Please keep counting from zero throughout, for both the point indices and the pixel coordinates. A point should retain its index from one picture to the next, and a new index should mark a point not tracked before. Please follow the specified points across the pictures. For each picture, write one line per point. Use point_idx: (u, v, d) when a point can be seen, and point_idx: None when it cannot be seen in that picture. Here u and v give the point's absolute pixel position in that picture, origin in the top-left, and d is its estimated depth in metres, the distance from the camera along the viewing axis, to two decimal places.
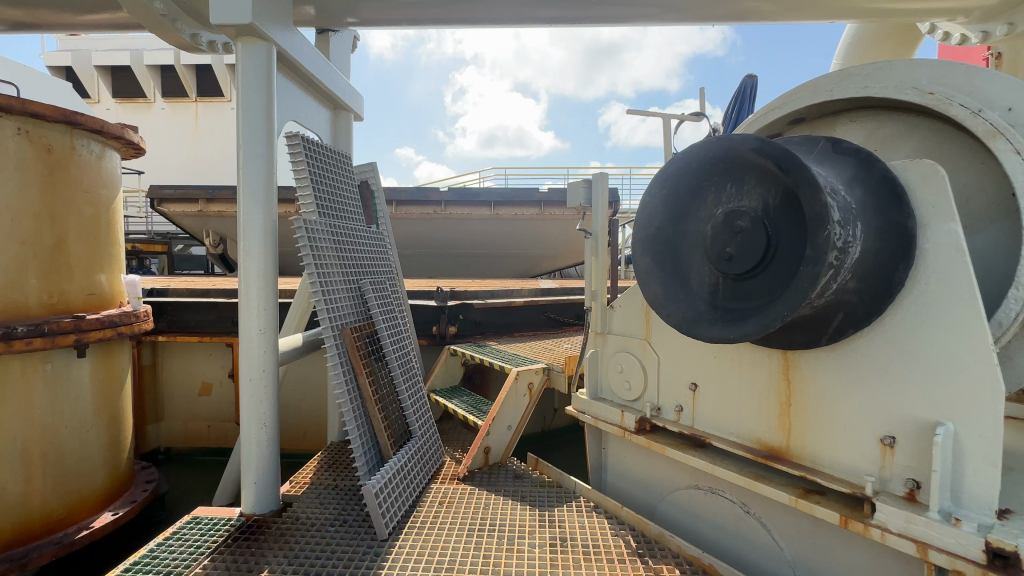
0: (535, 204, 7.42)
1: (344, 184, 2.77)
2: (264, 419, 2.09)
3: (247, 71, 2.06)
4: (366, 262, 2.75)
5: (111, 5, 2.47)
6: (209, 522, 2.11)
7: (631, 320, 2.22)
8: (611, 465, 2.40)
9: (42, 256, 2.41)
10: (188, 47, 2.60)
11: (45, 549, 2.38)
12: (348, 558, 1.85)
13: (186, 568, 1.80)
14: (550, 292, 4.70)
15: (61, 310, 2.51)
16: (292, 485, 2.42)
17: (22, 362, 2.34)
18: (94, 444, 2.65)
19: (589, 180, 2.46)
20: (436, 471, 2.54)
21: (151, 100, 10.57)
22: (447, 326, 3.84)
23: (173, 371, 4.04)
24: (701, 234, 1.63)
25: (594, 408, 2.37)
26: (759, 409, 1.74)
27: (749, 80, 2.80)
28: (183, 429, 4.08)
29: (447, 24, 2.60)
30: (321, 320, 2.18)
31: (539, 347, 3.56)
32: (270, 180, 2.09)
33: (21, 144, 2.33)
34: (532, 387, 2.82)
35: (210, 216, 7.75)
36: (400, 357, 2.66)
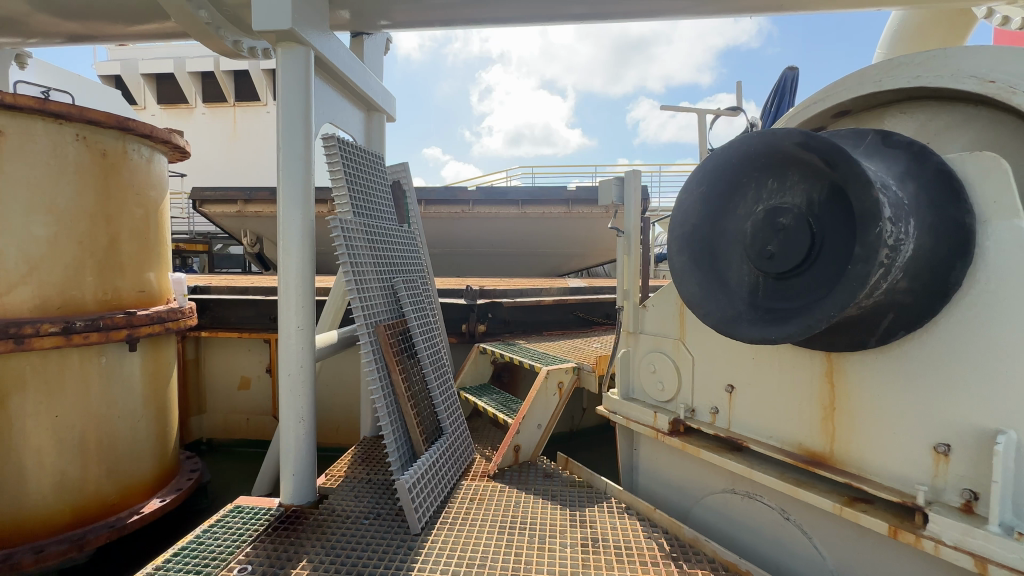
0: (563, 202, 7.35)
1: (378, 184, 2.82)
2: (302, 413, 2.16)
3: (286, 75, 2.12)
4: (399, 262, 2.80)
5: (159, 15, 2.58)
6: (251, 511, 2.20)
7: (664, 320, 2.19)
8: (642, 467, 2.37)
9: (98, 255, 2.55)
10: (230, 53, 2.69)
11: (100, 532, 2.51)
12: (383, 551, 1.89)
13: (230, 556, 1.87)
14: (579, 291, 4.66)
15: (115, 306, 2.65)
16: (328, 478, 2.48)
17: (79, 355, 2.47)
18: (143, 433, 2.79)
19: (622, 177, 2.42)
20: (466, 468, 2.56)
21: (193, 105, 11.04)
22: (476, 325, 3.86)
23: (215, 365, 4.21)
24: (740, 231, 1.59)
25: (625, 408, 2.34)
26: (800, 413, 1.68)
27: (789, 72, 2.67)
28: (224, 422, 4.25)
29: (480, 23, 2.60)
30: (356, 317, 2.23)
31: (568, 347, 3.54)
32: (307, 182, 2.15)
33: (79, 150, 2.47)
34: (562, 387, 2.81)
35: (248, 217, 8.03)
36: (431, 354, 2.70)
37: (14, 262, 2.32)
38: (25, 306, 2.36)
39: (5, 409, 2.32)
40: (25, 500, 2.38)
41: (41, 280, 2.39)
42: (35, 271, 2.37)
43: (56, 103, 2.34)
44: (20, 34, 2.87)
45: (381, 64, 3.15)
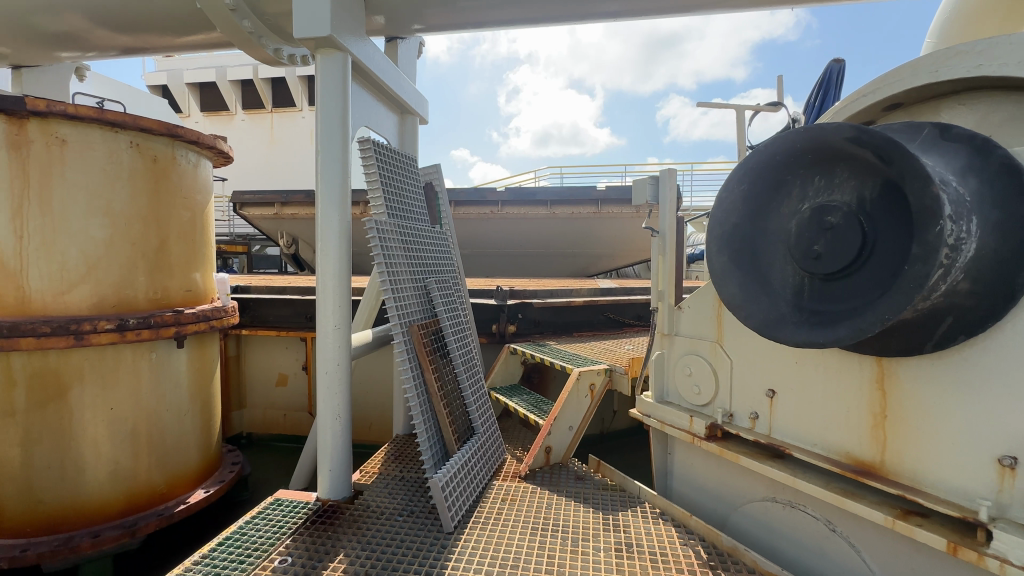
0: (593, 202, 7.28)
1: (411, 185, 2.86)
2: (338, 410, 2.20)
3: (326, 81, 2.18)
4: (432, 262, 2.83)
5: (205, 26, 2.70)
6: (290, 504, 2.26)
7: (701, 321, 2.14)
8: (677, 472, 2.32)
9: (149, 256, 2.69)
10: (272, 61, 2.78)
11: (150, 519, 2.64)
12: (417, 548, 1.91)
13: (271, 547, 1.93)
14: (610, 292, 4.61)
15: (164, 305, 2.78)
16: (363, 474, 2.53)
17: (131, 351, 2.61)
18: (189, 427, 2.92)
19: (657, 176, 2.38)
20: (497, 468, 2.57)
21: (233, 112, 11.49)
22: (507, 325, 3.87)
23: (254, 362, 4.37)
24: (784, 230, 1.54)
25: (659, 411, 2.29)
26: (848, 420, 1.61)
27: (835, 63, 2.54)
28: (263, 417, 4.40)
29: (513, 24, 2.61)
30: (391, 317, 2.27)
31: (600, 348, 3.50)
32: (344, 184, 2.20)
33: (132, 156, 2.61)
34: (594, 388, 2.78)
35: (285, 219, 8.30)
36: (463, 353, 2.72)
37: (75, 263, 2.47)
38: (84, 304, 2.51)
39: (67, 401, 2.47)
40: (84, 488, 2.53)
41: (98, 280, 2.53)
42: (93, 270, 2.52)
43: (113, 112, 2.47)
44: (79, 48, 3.05)
45: (414, 68, 3.19)
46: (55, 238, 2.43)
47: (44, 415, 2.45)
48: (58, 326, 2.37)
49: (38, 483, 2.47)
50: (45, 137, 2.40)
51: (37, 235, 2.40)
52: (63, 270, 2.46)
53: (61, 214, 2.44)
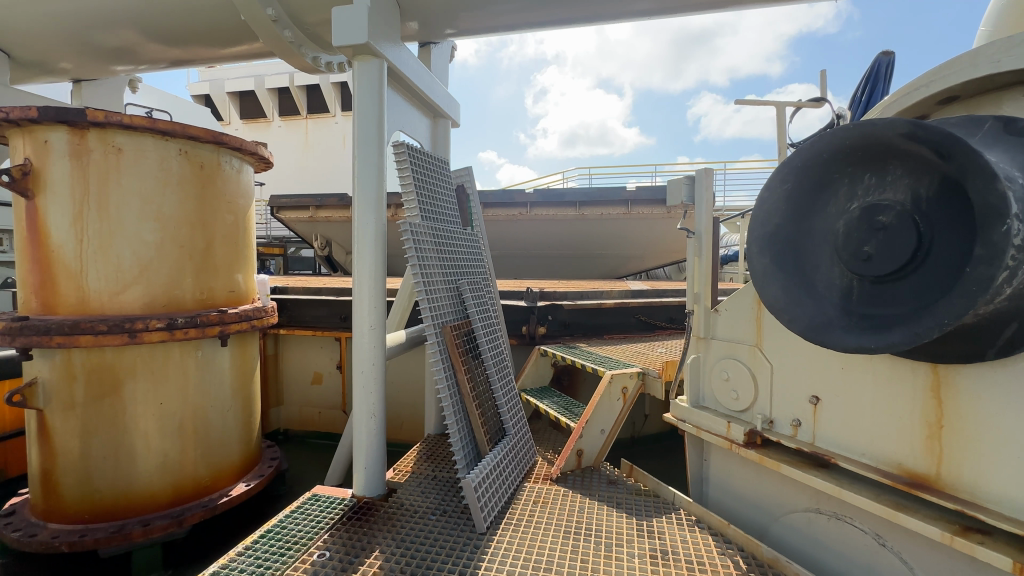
0: (622, 203, 7.20)
1: (443, 188, 2.89)
2: (373, 410, 2.25)
3: (363, 86, 2.24)
4: (463, 264, 2.86)
5: (248, 36, 2.81)
6: (327, 500, 2.32)
7: (739, 324, 2.08)
8: (714, 479, 2.26)
9: (196, 258, 2.81)
10: (310, 68, 2.87)
11: (196, 510, 2.75)
12: (451, 547, 1.93)
13: (309, 541, 1.99)
14: (641, 294, 4.53)
15: (210, 305, 2.91)
16: (396, 472, 2.57)
17: (179, 349, 2.73)
18: (231, 422, 3.03)
19: (692, 176, 2.33)
20: (529, 470, 2.57)
21: (271, 119, 11.92)
22: (537, 326, 3.86)
23: (291, 361, 4.51)
24: (831, 231, 1.48)
25: (695, 416, 2.24)
26: (900, 430, 1.54)
27: (884, 56, 2.42)
28: (299, 414, 4.54)
29: (545, 26, 2.62)
30: (425, 318, 2.30)
31: (631, 351, 3.45)
32: (380, 187, 2.24)
33: (181, 163, 2.73)
34: (626, 392, 2.75)
35: (319, 222, 8.54)
36: (494, 355, 2.73)
37: (129, 264, 2.61)
38: (136, 304, 2.64)
39: (120, 395, 2.61)
40: (136, 478, 2.66)
41: (149, 281, 2.67)
42: (144, 272, 2.65)
43: (164, 121, 2.60)
44: (133, 62, 3.23)
45: (446, 72, 3.23)
46: (111, 241, 2.57)
47: (99, 408, 2.60)
48: (114, 324, 2.51)
49: (95, 473, 2.61)
50: (103, 146, 2.54)
51: (95, 238, 2.55)
52: (118, 271, 2.60)
53: (117, 218, 2.58)
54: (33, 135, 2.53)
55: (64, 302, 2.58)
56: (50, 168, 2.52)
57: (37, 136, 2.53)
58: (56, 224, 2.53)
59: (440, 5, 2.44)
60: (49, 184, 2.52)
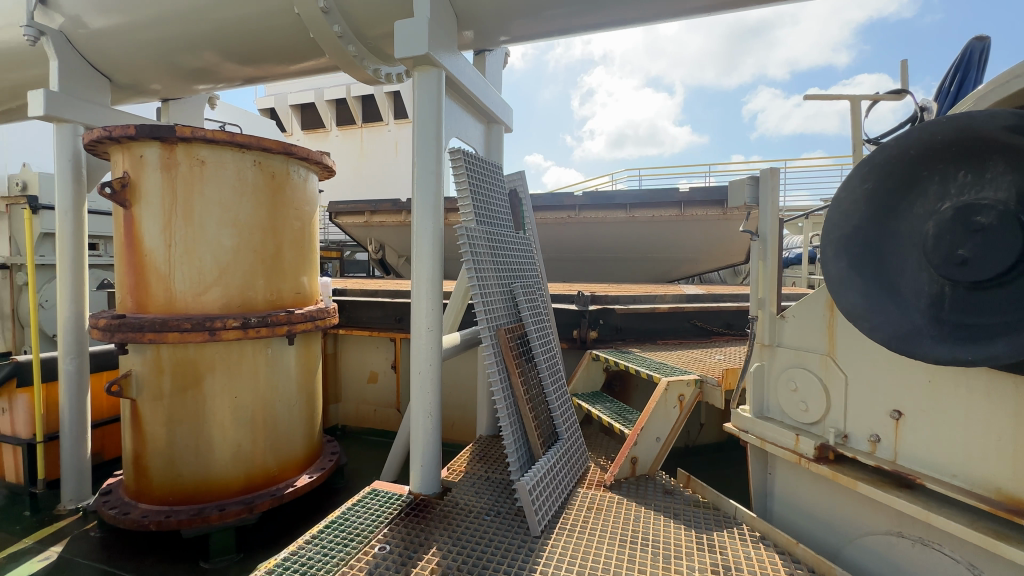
0: (675, 204, 6.97)
1: (497, 192, 2.93)
2: (430, 409, 2.31)
3: (422, 95, 2.31)
4: (517, 268, 2.88)
5: (314, 53, 2.97)
6: (385, 495, 2.41)
7: (809, 332, 1.97)
8: (780, 494, 2.14)
9: (267, 262, 3.01)
10: (371, 81, 2.96)
11: (265, 498, 2.93)
12: (506, 549, 1.95)
13: (370, 534, 2.07)
14: (697, 298, 4.38)
15: (279, 305, 3.09)
16: (450, 471, 2.63)
17: (252, 346, 2.93)
18: (297, 416, 3.20)
19: (757, 176, 2.23)
20: (582, 475, 2.54)
21: (329, 129, 12.57)
22: (588, 331, 3.82)
23: (349, 359, 4.71)
24: (918, 233, 1.38)
25: (759, 427, 2.14)
26: (999, 451, 1.40)
27: (976, 43, 2.17)
28: (356, 411, 4.73)
29: (599, 28, 2.59)
30: (480, 320, 2.34)
31: (687, 357, 3.35)
32: (437, 192, 2.31)
33: (255, 173, 2.93)
34: (683, 400, 2.68)
35: (373, 226, 8.88)
36: (547, 358, 2.74)
37: (210, 268, 2.83)
38: (215, 304, 2.86)
39: (201, 388, 2.83)
40: (213, 465, 2.88)
41: (227, 283, 2.88)
42: (223, 274, 2.87)
43: (241, 135, 2.80)
44: (212, 81, 3.49)
45: (500, 79, 3.27)
46: (194, 246, 2.80)
47: (182, 399, 2.83)
48: (196, 323, 2.73)
49: (179, 459, 2.85)
50: (189, 159, 2.77)
51: (181, 244, 2.79)
52: (200, 274, 2.82)
53: (200, 225, 2.80)
54: (131, 151, 2.81)
55: (154, 302, 2.84)
56: (145, 180, 2.78)
57: (134, 151, 2.80)
58: (148, 231, 2.79)
59: (496, 12, 2.48)
60: (143, 194, 2.78)
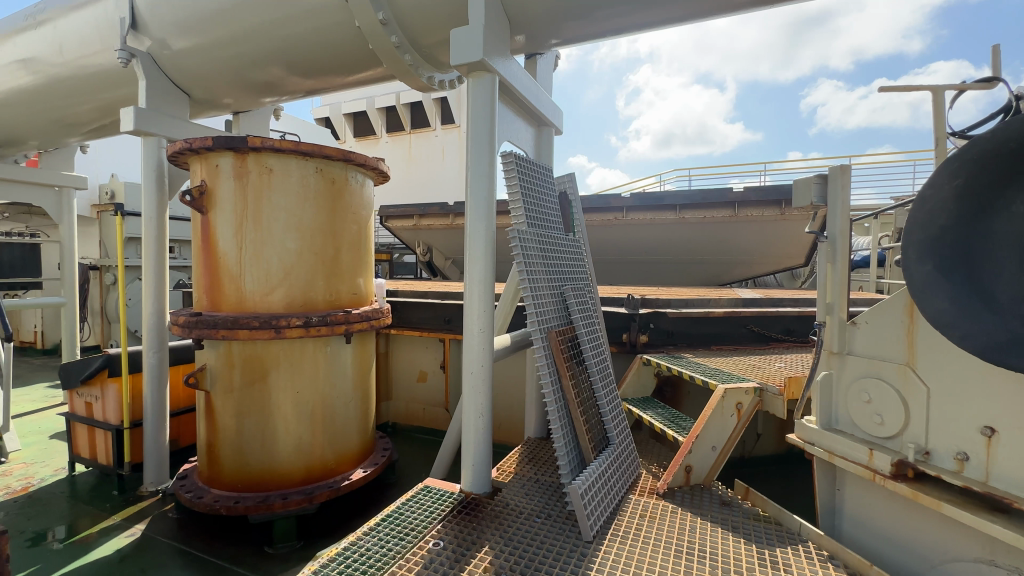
0: (727, 205, 6.62)
1: (547, 194, 2.93)
2: (481, 410, 2.34)
3: (476, 101, 2.36)
4: (567, 270, 2.87)
5: (371, 63, 3.08)
6: (438, 492, 2.46)
7: (885, 340, 1.84)
8: (850, 512, 2.01)
9: (327, 264, 3.15)
10: (425, 88, 3.04)
11: (324, 490, 3.06)
12: (558, 552, 1.94)
13: (424, 529, 2.12)
14: (753, 303, 4.19)
15: (337, 305, 3.24)
16: (500, 472, 2.65)
17: (312, 344, 3.08)
18: (353, 412, 3.33)
19: (824, 175, 2.10)
20: (633, 482, 2.50)
21: (380, 135, 13.00)
22: (638, 335, 3.74)
23: (400, 359, 4.86)
24: (1018, 233, 1.28)
25: (827, 440, 2.02)
26: None
27: None
28: (406, 409, 4.87)
29: (654, 26, 2.54)
30: (532, 322, 2.35)
31: (745, 364, 3.21)
32: (490, 195, 2.34)
33: (317, 179, 3.08)
34: (741, 408, 2.58)
35: (421, 229, 9.08)
36: (598, 362, 2.71)
37: (276, 269, 3.01)
38: (280, 303, 3.03)
39: (267, 383, 3.01)
40: (277, 456, 3.05)
41: (291, 283, 3.05)
42: (287, 276, 3.03)
43: (305, 144, 2.96)
44: (277, 93, 3.70)
45: (550, 81, 3.28)
46: (263, 249, 2.99)
47: (250, 392, 3.01)
48: (264, 321, 2.90)
49: (246, 449, 3.04)
50: (259, 167, 2.96)
51: (251, 247, 2.98)
52: (268, 275, 3.00)
53: (267, 229, 2.98)
54: (207, 160, 3.03)
55: (226, 301, 3.04)
56: (220, 187, 2.99)
57: (210, 161, 3.01)
58: (222, 235, 3.00)
59: (548, 15, 2.48)
60: (218, 201, 3.00)
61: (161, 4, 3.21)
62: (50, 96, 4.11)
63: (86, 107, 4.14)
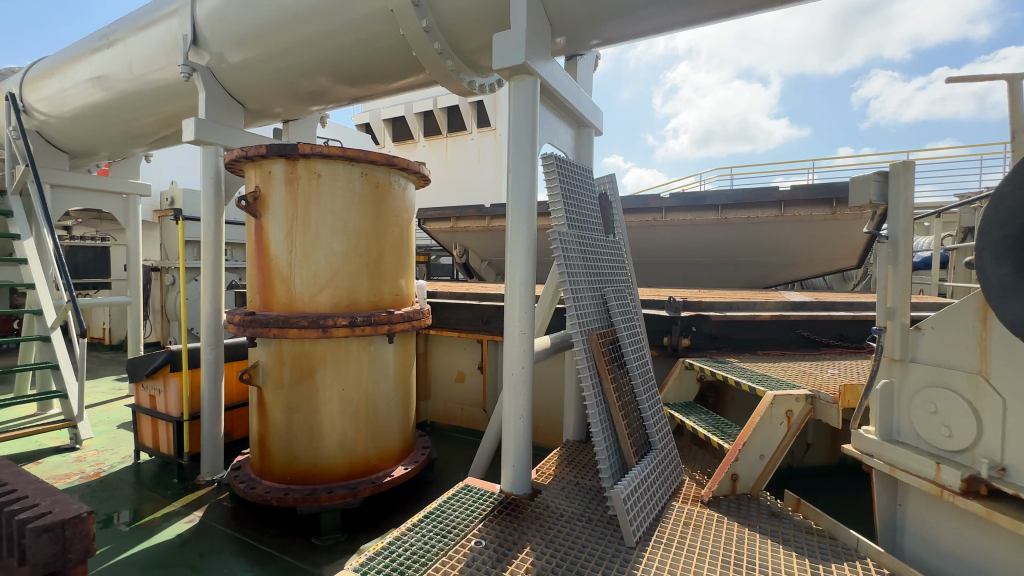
0: (773, 204, 6.36)
1: (587, 196, 2.92)
2: (522, 411, 2.35)
3: (518, 103, 2.37)
4: (607, 272, 2.84)
5: (413, 70, 3.16)
6: (479, 491, 2.49)
7: (954, 347, 1.73)
8: (913, 529, 1.90)
9: (371, 266, 3.25)
10: (466, 93, 3.08)
11: (367, 485, 3.15)
12: (600, 556, 1.92)
13: (466, 528, 2.15)
14: (803, 306, 4.01)
15: (380, 305, 3.33)
16: (539, 474, 2.65)
17: (357, 344, 3.18)
18: (394, 410, 3.41)
19: (884, 172, 2.00)
20: (676, 488, 2.44)
21: (418, 140, 13.28)
22: (679, 338, 3.65)
23: (438, 359, 4.95)
24: None
25: (888, 452, 1.91)
26: None
27: None
28: (444, 408, 4.94)
29: (698, 23, 2.48)
30: (572, 325, 2.34)
31: (795, 370, 3.08)
32: (531, 197, 2.35)
33: (362, 184, 3.18)
34: (791, 416, 2.48)
35: (459, 231, 9.19)
36: (639, 365, 2.67)
37: (323, 271, 3.13)
38: (326, 304, 3.15)
39: (314, 380, 3.13)
40: (323, 451, 3.16)
41: (337, 285, 3.16)
42: (334, 277, 3.15)
43: (351, 149, 3.06)
44: (324, 102, 3.84)
45: (590, 82, 3.26)
46: (311, 252, 3.11)
47: (299, 389, 3.14)
48: (312, 321, 3.02)
49: (295, 443, 3.17)
50: (308, 173, 3.09)
51: (301, 249, 3.11)
52: (316, 277, 3.13)
53: (315, 233, 3.10)
54: (261, 167, 3.18)
55: (278, 300, 3.19)
56: (272, 193, 3.14)
57: (264, 167, 3.16)
58: (274, 238, 3.14)
59: (589, 16, 2.47)
60: (271, 205, 3.14)
61: (220, 20, 3.40)
62: (120, 110, 4.43)
63: (151, 120, 4.44)
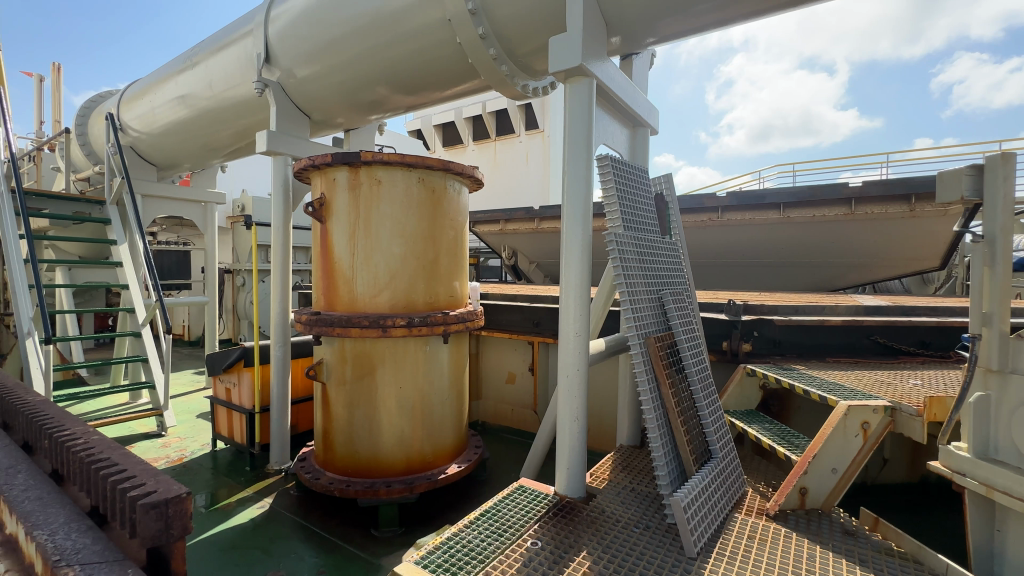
0: (842, 201, 5.96)
1: (642, 195, 2.86)
2: (577, 414, 2.34)
3: (574, 104, 2.37)
4: (664, 274, 2.78)
5: (468, 77, 3.23)
6: (533, 492, 2.50)
7: None
8: (1015, 558, 1.72)
9: (427, 268, 3.35)
10: (519, 96, 3.11)
11: (422, 481, 3.24)
12: (659, 565, 1.88)
13: (521, 528, 2.17)
14: (879, 310, 3.73)
15: (435, 306, 3.42)
16: (594, 478, 2.63)
17: (414, 343, 3.29)
18: (449, 409, 3.50)
19: (980, 165, 1.83)
20: (738, 500, 2.35)
21: (467, 144, 13.52)
22: (740, 343, 3.50)
23: (489, 360, 5.02)
24: None
25: (984, 471, 1.74)
26: None
27: None
28: (494, 408, 5.01)
29: (763, 14, 2.37)
30: (629, 328, 2.31)
31: (870, 379, 2.87)
32: (587, 199, 2.34)
33: (419, 188, 3.28)
34: (867, 429, 2.32)
35: (508, 234, 9.27)
36: (698, 370, 2.59)
37: (383, 273, 3.26)
38: (386, 305, 3.27)
39: (374, 377, 3.26)
40: (382, 446, 3.29)
41: (395, 286, 3.28)
42: (393, 279, 3.27)
43: (410, 156, 3.17)
44: (382, 111, 4.00)
45: (645, 81, 3.20)
46: (372, 254, 3.25)
47: (360, 385, 3.28)
48: (373, 321, 3.16)
49: (356, 438, 3.32)
50: (370, 179, 3.23)
51: (362, 252, 3.26)
52: (376, 279, 3.26)
53: (376, 236, 3.24)
54: (326, 175, 3.36)
55: (341, 301, 3.35)
56: (337, 199, 3.31)
57: (329, 175, 3.34)
58: (338, 242, 3.31)
59: (645, 14, 2.42)
60: (335, 210, 3.31)
61: (289, 38, 3.63)
62: (200, 125, 4.82)
63: (227, 133, 4.80)
